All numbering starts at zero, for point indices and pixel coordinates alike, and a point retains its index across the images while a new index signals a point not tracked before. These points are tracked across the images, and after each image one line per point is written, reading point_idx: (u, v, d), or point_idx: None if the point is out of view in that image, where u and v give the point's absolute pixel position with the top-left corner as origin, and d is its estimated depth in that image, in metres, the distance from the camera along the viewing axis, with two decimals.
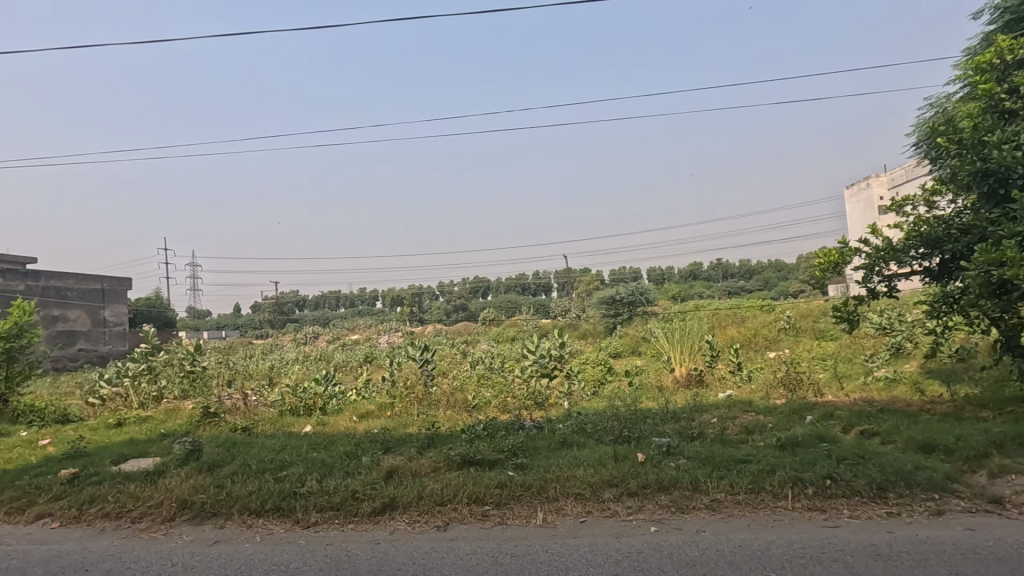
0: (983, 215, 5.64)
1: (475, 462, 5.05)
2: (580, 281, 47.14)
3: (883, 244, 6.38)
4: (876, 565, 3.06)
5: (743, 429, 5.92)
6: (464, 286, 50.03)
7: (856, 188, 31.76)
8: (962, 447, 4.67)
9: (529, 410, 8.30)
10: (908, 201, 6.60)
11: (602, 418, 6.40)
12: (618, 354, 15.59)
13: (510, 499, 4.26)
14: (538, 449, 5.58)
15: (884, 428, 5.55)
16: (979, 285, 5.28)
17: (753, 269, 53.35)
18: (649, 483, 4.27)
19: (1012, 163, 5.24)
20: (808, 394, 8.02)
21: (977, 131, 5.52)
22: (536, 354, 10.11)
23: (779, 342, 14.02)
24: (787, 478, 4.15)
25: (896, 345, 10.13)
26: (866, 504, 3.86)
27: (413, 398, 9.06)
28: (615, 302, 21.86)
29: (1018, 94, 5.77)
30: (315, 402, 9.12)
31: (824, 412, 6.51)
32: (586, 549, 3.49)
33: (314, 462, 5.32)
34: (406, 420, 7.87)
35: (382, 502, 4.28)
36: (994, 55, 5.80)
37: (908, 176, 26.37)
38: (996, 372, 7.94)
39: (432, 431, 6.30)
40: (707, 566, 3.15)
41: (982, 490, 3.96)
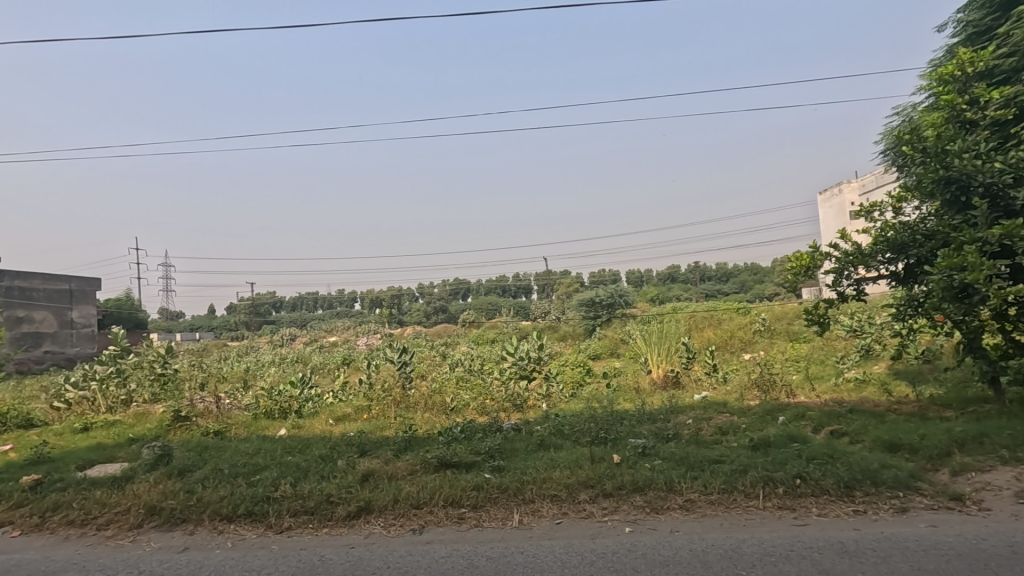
0: (946, 221, 5.85)
1: (453, 464, 5.05)
2: (560, 283, 47.32)
3: (851, 249, 6.48)
4: (842, 562, 3.14)
5: (718, 430, 6.03)
6: (444, 287, 49.87)
7: (828, 193, 32.54)
8: (926, 446, 4.81)
9: (507, 412, 8.32)
10: (877, 207, 6.70)
11: (579, 419, 6.44)
12: (597, 356, 15.75)
13: (487, 501, 4.26)
14: (516, 451, 5.61)
15: (853, 429, 5.68)
16: (942, 289, 5.48)
17: (730, 273, 54.21)
18: (624, 484, 4.31)
19: (972, 172, 5.48)
20: (780, 395, 8.20)
21: (940, 140, 5.71)
22: (516, 355, 10.17)
23: (754, 343, 14.31)
24: (758, 478, 4.23)
25: (865, 347, 10.44)
26: (834, 503, 3.95)
27: (391, 400, 9.01)
28: (595, 305, 22.41)
29: (978, 105, 6.03)
30: (291, 405, 8.99)
31: (795, 412, 6.66)
32: (561, 550, 3.51)
33: (288, 466, 5.24)
34: (383, 423, 7.82)
35: (357, 505, 4.24)
36: (957, 66, 5.98)
37: (878, 184, 27.12)
38: (960, 373, 8.23)
39: (409, 434, 6.27)
40: (680, 566, 3.20)
41: (944, 488, 4.09)
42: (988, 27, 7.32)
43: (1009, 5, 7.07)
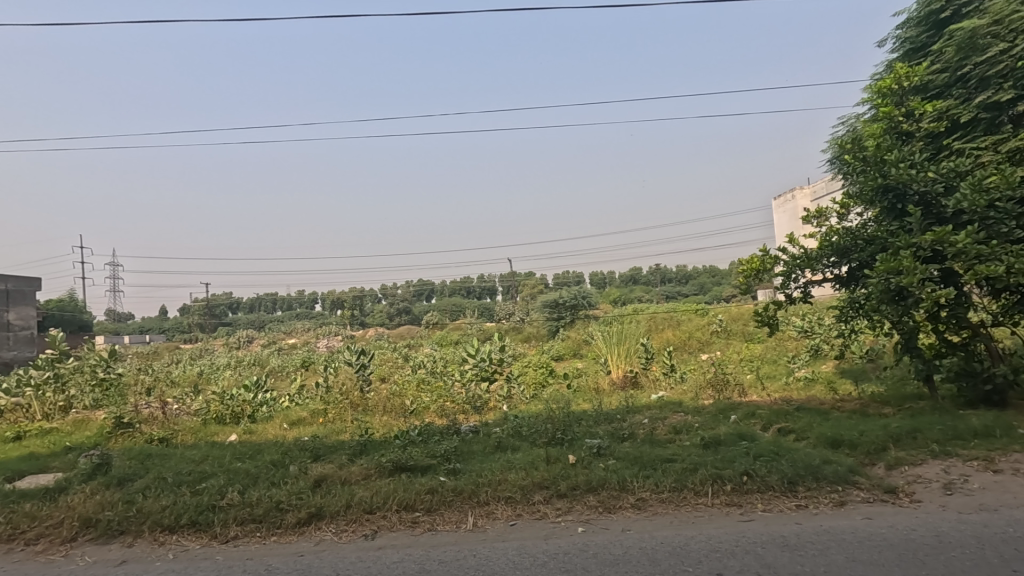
0: (884, 227, 6.15)
1: (408, 468, 4.99)
2: (525, 284, 47.53)
3: (798, 252, 6.75)
4: (783, 555, 3.25)
5: (672, 429, 6.14)
6: (408, 288, 49.38)
7: (782, 199, 33.75)
8: (864, 441, 5.04)
9: (467, 414, 8.28)
10: (823, 213, 6.96)
11: (538, 420, 6.47)
12: (560, 356, 15.89)
13: (440, 504, 4.23)
14: (473, 453, 5.59)
15: (799, 426, 5.90)
16: (879, 291, 5.75)
17: (689, 274, 55.46)
18: (578, 484, 4.35)
19: (907, 180, 5.78)
20: (733, 394, 8.44)
21: (879, 150, 6.00)
22: (477, 357, 10.13)
23: (711, 344, 14.71)
24: (708, 475, 4.34)
25: (814, 347, 10.90)
26: (778, 498, 4.09)
27: (348, 404, 8.84)
28: (558, 306, 22.58)
29: (913, 117, 6.36)
30: (244, 410, 8.72)
31: (746, 411, 6.86)
32: (513, 552, 3.52)
33: (237, 472, 5.08)
34: (339, 427, 7.67)
35: (308, 512, 4.15)
36: (894, 80, 6.28)
37: (829, 192, 28.27)
38: (899, 372, 8.66)
39: (365, 437, 6.16)
40: (629, 564, 3.24)
41: (880, 481, 4.28)
42: (924, 44, 7.73)
43: (942, 24, 7.46)
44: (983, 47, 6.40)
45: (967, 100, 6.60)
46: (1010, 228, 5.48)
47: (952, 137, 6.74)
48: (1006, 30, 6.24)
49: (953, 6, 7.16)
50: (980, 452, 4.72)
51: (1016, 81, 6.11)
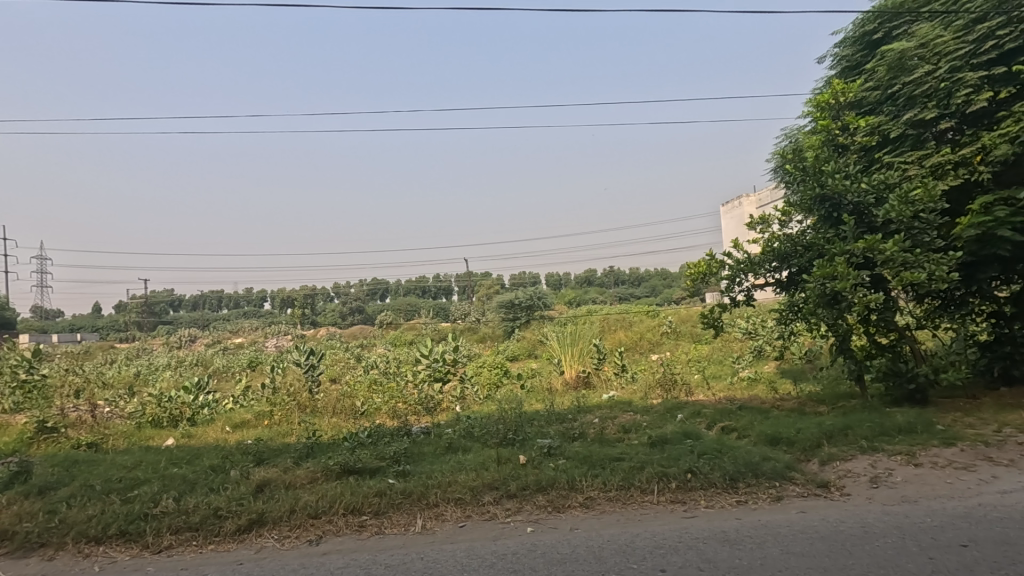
0: (821, 234, 6.46)
1: (356, 471, 4.88)
2: (481, 285, 47.43)
3: (742, 257, 7.01)
4: (723, 550, 3.36)
5: (621, 429, 6.25)
6: (362, 287, 48.38)
7: (730, 206, 35.04)
8: (800, 439, 5.29)
9: (419, 415, 8.18)
10: (767, 220, 7.06)
11: (490, 421, 6.45)
12: (515, 357, 15.95)
13: (389, 507, 4.15)
14: (423, 455, 5.52)
15: (741, 425, 6.13)
16: (816, 295, 6.06)
17: (642, 277, 56.74)
18: (528, 484, 4.37)
19: (842, 191, 6.12)
20: (680, 393, 8.69)
21: (817, 161, 6.33)
22: (430, 358, 10.00)
23: (661, 344, 15.11)
24: (654, 474, 4.44)
25: (757, 348, 11.37)
26: (720, 494, 4.24)
27: (295, 405, 8.58)
28: (514, 307, 22.61)
29: (848, 131, 6.73)
30: (183, 412, 8.34)
31: (692, 411, 7.06)
32: (462, 554, 3.49)
33: (172, 478, 4.84)
34: (285, 429, 7.43)
35: (248, 518, 3.99)
36: (831, 95, 6.63)
37: (772, 202, 29.63)
38: (833, 373, 9.14)
39: (312, 440, 6.00)
40: (576, 563, 3.28)
41: (814, 477, 4.50)
42: (859, 62, 8.21)
43: (875, 44, 7.95)
44: (911, 68, 6.85)
45: (896, 117, 7.05)
46: (931, 237, 5.96)
47: (883, 151, 7.19)
48: (930, 53, 6.70)
49: (884, 28, 7.64)
50: (903, 447, 5.03)
51: (938, 101, 6.57)
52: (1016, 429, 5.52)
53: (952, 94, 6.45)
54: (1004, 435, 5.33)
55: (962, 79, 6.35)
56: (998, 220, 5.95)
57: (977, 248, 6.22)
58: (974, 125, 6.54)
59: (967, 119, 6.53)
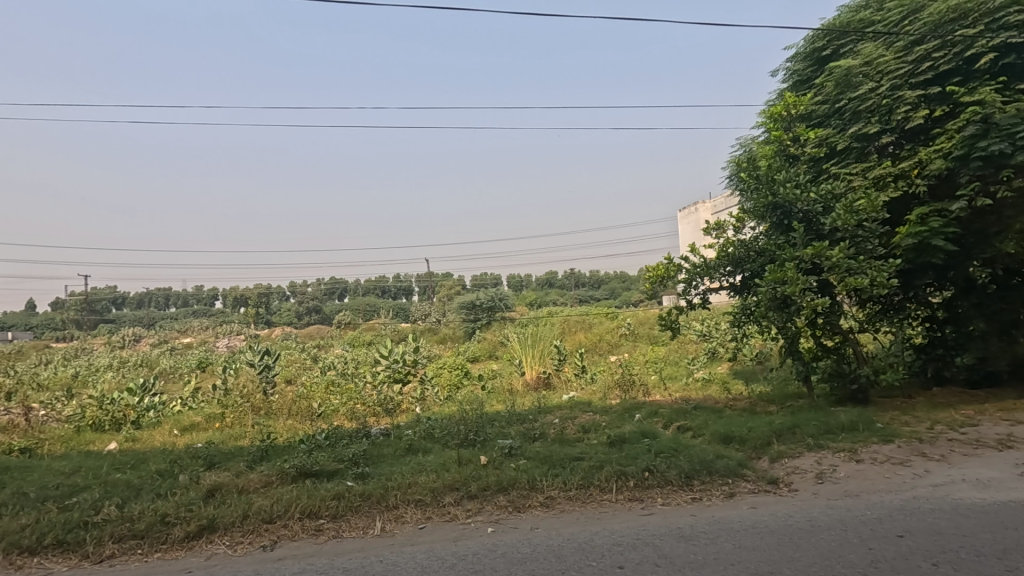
0: (773, 241, 6.73)
1: (313, 473, 4.77)
2: (442, 285, 47.14)
3: (698, 261, 7.22)
4: (679, 545, 3.46)
5: (580, 428, 6.34)
6: (319, 287, 47.28)
7: (687, 212, 36.05)
8: (752, 437, 5.49)
9: (378, 417, 8.04)
10: (721, 225, 7.30)
11: (451, 422, 6.42)
12: (476, 358, 15.93)
13: (347, 510, 4.08)
14: (382, 457, 5.45)
15: (696, 424, 6.31)
16: (767, 299, 6.31)
17: (602, 279, 57.62)
18: (489, 484, 4.38)
19: (793, 200, 6.42)
20: (638, 394, 8.88)
21: (770, 170, 6.60)
22: (389, 359, 9.73)
23: (620, 346, 15.41)
24: (612, 473, 4.52)
25: (712, 349, 11.74)
26: (676, 492, 4.35)
27: (249, 407, 8.32)
28: (475, 308, 22.59)
29: (799, 143, 7.04)
30: (127, 415, 7.95)
31: (649, 411, 7.22)
32: (422, 555, 3.47)
33: (115, 485, 4.60)
34: (237, 432, 7.19)
35: (198, 525, 3.84)
36: (784, 108, 6.92)
37: (727, 208, 30.71)
38: (782, 373, 9.54)
39: (267, 442, 5.82)
40: (536, 562, 3.30)
41: (764, 473, 4.68)
42: (808, 77, 8.60)
43: (824, 61, 8.35)
44: (856, 84, 7.24)
45: (842, 130, 7.42)
46: (873, 245, 6.29)
47: (830, 163, 7.54)
48: (874, 71, 7.10)
49: (832, 46, 8.05)
50: (846, 444, 5.29)
51: (881, 117, 6.96)
52: (947, 425, 5.89)
53: (893, 110, 6.85)
54: (936, 432, 5.68)
55: (902, 97, 6.75)
56: (932, 229, 6.33)
57: (914, 256, 6.59)
58: (912, 140, 6.95)
59: (906, 135, 6.93)
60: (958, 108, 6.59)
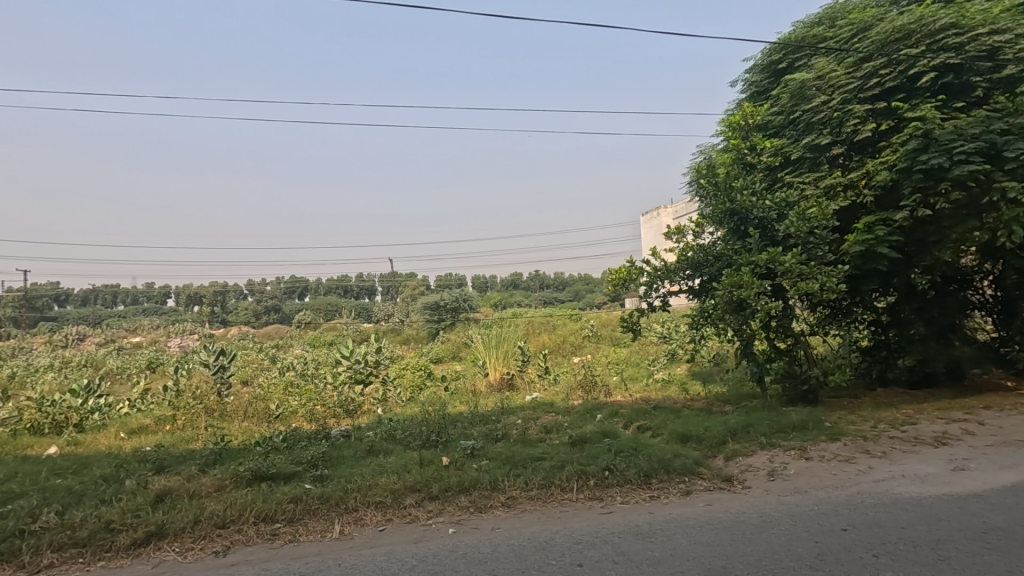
0: (730, 246, 6.93)
1: (269, 477, 4.65)
2: (406, 285, 46.70)
3: (659, 264, 7.35)
4: (636, 543, 3.53)
5: (543, 429, 6.39)
6: (279, 286, 46.12)
7: (649, 217, 36.82)
8: (708, 436, 5.64)
9: (338, 419, 7.89)
10: (682, 230, 7.35)
11: (413, 423, 6.35)
12: (439, 359, 15.83)
13: (304, 513, 4.00)
14: (342, 459, 5.36)
15: (655, 424, 6.45)
16: (724, 302, 6.50)
17: (566, 282, 58.18)
18: (451, 485, 4.36)
19: (749, 206, 6.65)
20: (599, 395, 9.00)
21: (728, 178, 6.81)
22: (351, 359, 9.47)
23: (583, 347, 15.60)
24: (573, 472, 4.57)
25: (671, 351, 12.02)
26: (635, 490, 4.44)
27: (201, 409, 8.03)
28: (439, 308, 22.47)
29: (755, 152, 7.29)
30: (69, 418, 7.56)
31: (610, 411, 7.34)
32: (382, 558, 3.43)
33: (54, 491, 4.37)
34: (188, 435, 6.93)
35: (145, 531, 3.69)
36: (742, 117, 7.15)
37: (688, 213, 31.58)
38: (737, 375, 9.84)
39: (221, 445, 5.64)
40: (497, 562, 3.31)
41: (719, 471, 4.83)
42: (765, 88, 8.92)
43: (780, 73, 8.68)
44: (809, 97, 7.56)
45: (797, 140, 7.73)
46: (824, 252, 6.57)
47: (785, 172, 7.85)
48: (826, 85, 7.43)
49: (788, 59, 8.37)
50: (796, 443, 5.51)
51: (832, 129, 7.28)
52: (889, 424, 6.19)
53: (843, 123, 7.17)
54: (879, 430, 5.97)
55: (851, 111, 7.08)
56: (878, 238, 6.65)
57: (861, 263, 6.91)
58: (860, 152, 7.29)
59: (855, 147, 7.26)
60: (902, 123, 6.94)
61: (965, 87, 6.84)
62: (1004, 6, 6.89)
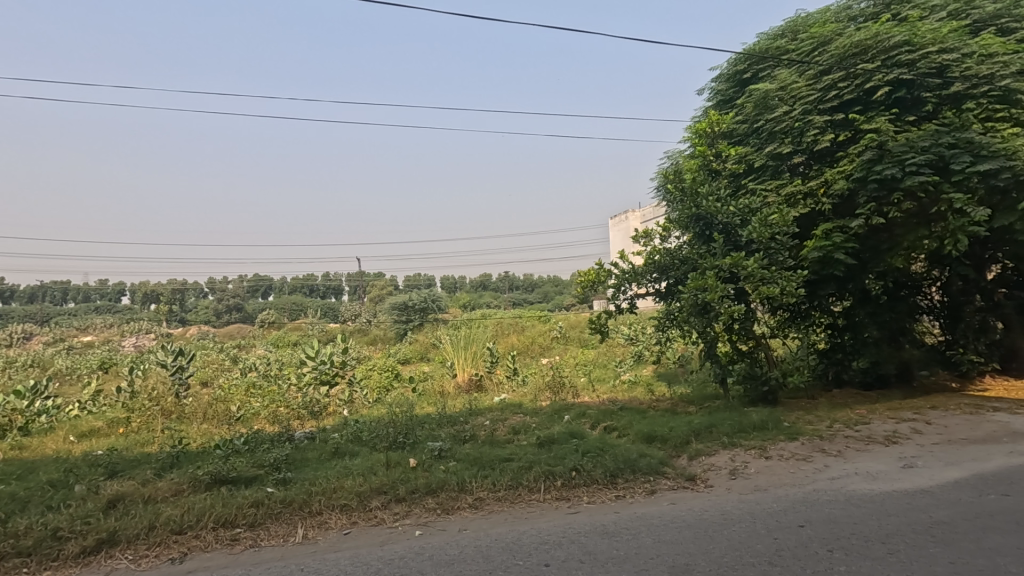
0: (695, 250, 7.09)
1: (229, 481, 4.52)
2: (373, 285, 46.09)
3: (627, 267, 7.49)
4: (602, 542, 3.57)
5: (511, 430, 6.41)
6: (241, 284, 44.92)
7: (617, 220, 37.32)
8: (672, 436, 5.76)
9: (302, 421, 7.73)
10: (648, 234, 7.53)
11: (379, 424, 6.28)
12: (407, 360, 15.68)
13: (266, 518, 3.90)
14: (306, 461, 5.25)
15: (621, 424, 6.55)
16: (689, 305, 6.64)
17: (535, 283, 58.40)
18: (418, 487, 4.32)
19: (714, 212, 6.83)
20: (567, 396, 9.08)
21: (694, 183, 6.97)
22: (316, 359, 9.05)
23: (552, 348, 15.72)
24: (541, 473, 4.60)
25: (638, 353, 12.22)
26: (601, 490, 4.49)
27: (158, 411, 7.75)
28: (407, 309, 22.27)
29: (721, 159, 7.48)
30: (13, 421, 7.20)
31: (578, 411, 7.41)
32: (347, 562, 3.37)
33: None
34: (143, 438, 6.68)
35: (96, 538, 3.54)
36: (708, 124, 7.33)
37: (655, 217, 32.15)
38: (701, 376, 10.08)
39: (178, 448, 5.45)
40: (464, 563, 3.30)
41: (683, 471, 4.93)
42: (730, 97, 9.18)
43: (745, 83, 8.94)
44: (772, 106, 7.81)
45: (760, 148, 7.97)
46: (784, 257, 6.79)
47: (748, 179, 8.08)
48: (788, 96, 7.68)
49: (752, 69, 8.63)
50: (757, 442, 5.67)
51: (793, 138, 7.54)
52: (843, 424, 6.43)
53: (803, 133, 7.43)
54: (834, 429, 6.20)
55: (811, 121, 7.34)
56: (835, 244, 6.91)
57: (819, 268, 7.16)
58: (819, 161, 7.56)
59: (814, 156, 7.53)
60: (858, 135, 7.23)
61: (916, 102, 7.18)
62: (953, 26, 7.24)
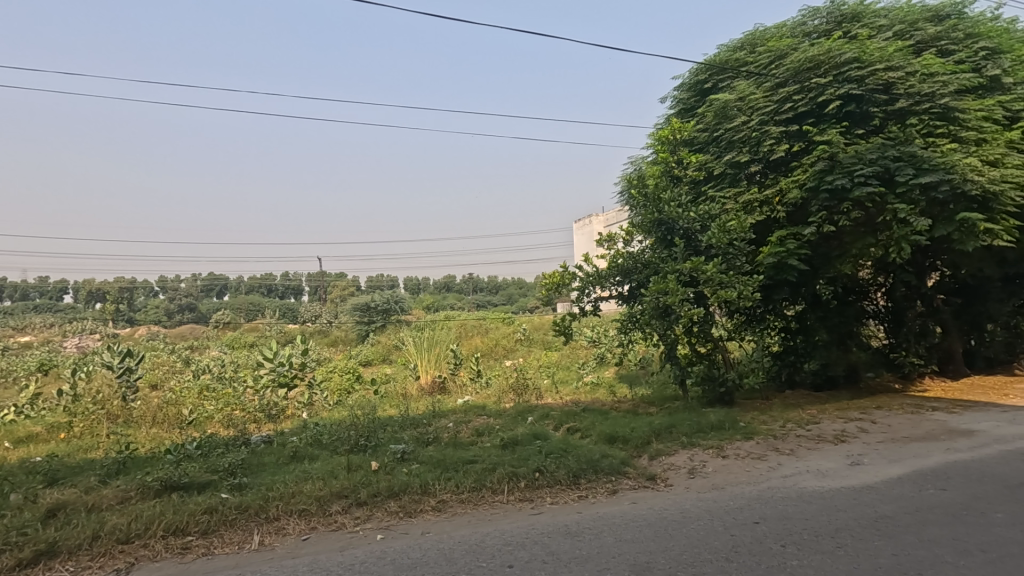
0: (657, 254, 7.25)
1: (181, 487, 4.34)
2: (335, 285, 45.18)
3: (591, 270, 7.57)
4: (565, 542, 3.59)
5: (475, 432, 6.39)
6: (195, 283, 43.30)
7: (581, 224, 37.72)
8: (634, 437, 5.86)
9: (259, 424, 7.51)
10: (613, 238, 7.64)
11: (340, 427, 6.16)
12: (368, 362, 15.44)
13: (220, 524, 3.76)
14: (263, 466, 5.10)
15: (584, 425, 6.62)
16: (651, 308, 6.77)
17: (499, 285, 58.44)
18: (380, 490, 4.26)
19: (675, 217, 7.02)
20: (531, 397, 9.11)
21: (657, 189, 7.14)
22: (275, 361, 8.81)
23: (516, 350, 15.76)
24: (505, 474, 4.60)
25: (600, 355, 12.37)
26: (564, 491, 4.53)
27: (102, 415, 7.38)
28: (370, 310, 21.92)
29: (682, 165, 7.68)
30: None
31: (542, 413, 7.45)
32: (306, 567, 3.29)
33: None
34: (87, 443, 6.35)
35: (35, 550, 3.34)
36: (671, 132, 7.49)
37: (618, 221, 32.70)
38: (661, 378, 10.29)
39: (125, 454, 5.21)
40: (427, 566, 3.27)
41: (644, 470, 5.02)
42: (692, 106, 9.42)
43: (705, 92, 9.19)
44: (731, 116, 8.05)
45: (719, 157, 8.21)
46: (741, 262, 7.02)
47: (708, 186, 8.30)
48: (746, 107, 7.93)
49: (713, 80, 8.88)
50: (714, 442, 5.82)
51: (751, 148, 7.79)
52: (795, 424, 6.68)
53: (760, 142, 7.70)
54: (787, 429, 6.43)
55: (768, 131, 7.61)
56: (789, 250, 7.18)
57: (774, 274, 7.42)
58: (775, 170, 7.86)
59: (770, 165, 7.81)
60: (811, 146, 7.54)
61: (864, 116, 7.53)
62: (899, 46, 7.62)
